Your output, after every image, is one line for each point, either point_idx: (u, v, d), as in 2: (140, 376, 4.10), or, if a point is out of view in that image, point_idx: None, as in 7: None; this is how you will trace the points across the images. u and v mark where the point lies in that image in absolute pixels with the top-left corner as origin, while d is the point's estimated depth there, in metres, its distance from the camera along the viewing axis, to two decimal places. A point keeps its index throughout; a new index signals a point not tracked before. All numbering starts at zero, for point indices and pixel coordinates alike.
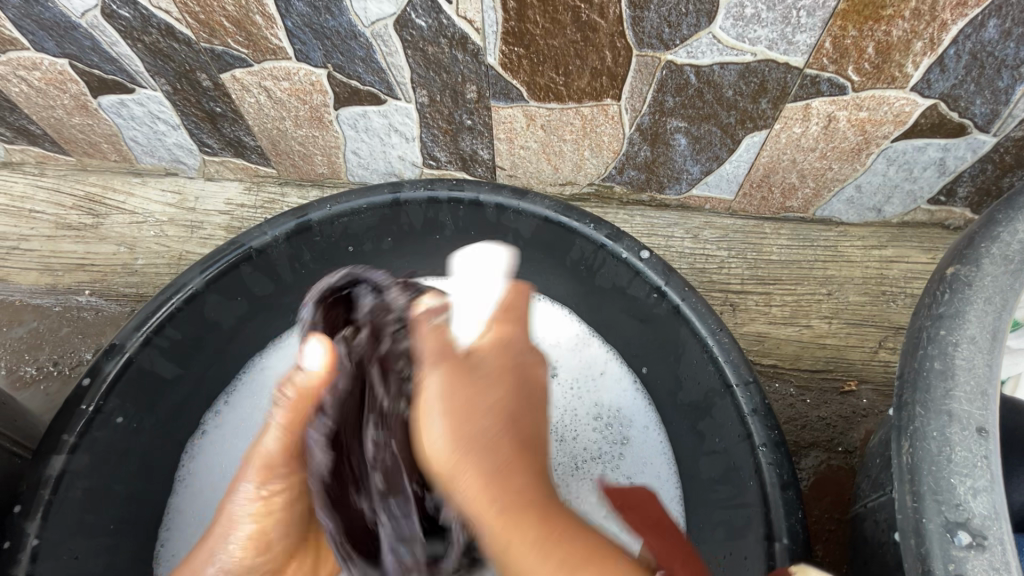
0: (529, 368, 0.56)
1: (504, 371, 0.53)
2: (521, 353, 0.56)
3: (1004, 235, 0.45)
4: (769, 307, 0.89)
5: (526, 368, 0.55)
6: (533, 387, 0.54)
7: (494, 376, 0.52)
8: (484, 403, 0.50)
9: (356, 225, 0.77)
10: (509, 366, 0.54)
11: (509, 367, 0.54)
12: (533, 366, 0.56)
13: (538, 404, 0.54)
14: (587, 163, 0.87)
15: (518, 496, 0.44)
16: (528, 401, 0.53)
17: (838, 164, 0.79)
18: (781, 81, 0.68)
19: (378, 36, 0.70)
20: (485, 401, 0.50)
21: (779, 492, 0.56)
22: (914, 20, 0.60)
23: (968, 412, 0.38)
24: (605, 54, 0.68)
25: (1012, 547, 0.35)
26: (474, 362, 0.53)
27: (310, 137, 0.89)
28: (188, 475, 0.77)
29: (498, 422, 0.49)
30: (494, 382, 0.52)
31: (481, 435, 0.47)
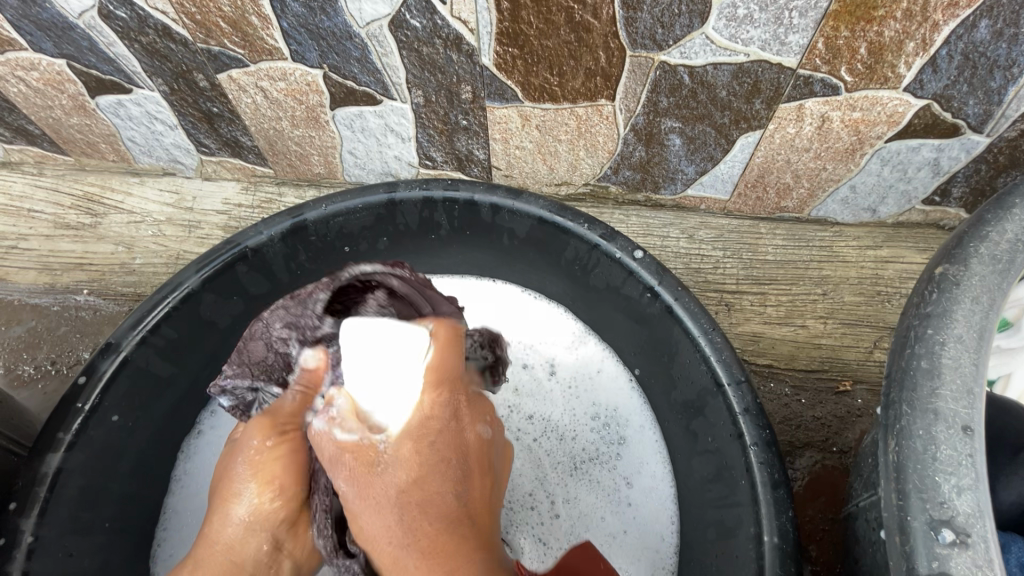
0: (455, 430, 0.52)
1: (409, 450, 0.51)
2: (439, 419, 0.52)
3: (993, 234, 0.46)
4: (764, 307, 0.89)
5: (441, 433, 0.52)
6: (461, 458, 0.52)
7: (400, 477, 0.50)
8: (412, 499, 0.50)
9: (352, 224, 0.78)
10: (414, 439, 0.51)
11: (416, 439, 0.51)
12: (461, 428, 0.53)
13: (467, 467, 0.52)
14: (583, 163, 0.87)
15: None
16: (443, 472, 0.51)
17: (833, 164, 0.79)
18: (774, 81, 0.68)
19: (373, 37, 0.71)
20: (406, 500, 0.50)
21: (769, 491, 0.57)
22: (906, 21, 0.60)
23: (954, 411, 0.39)
24: (599, 55, 0.68)
25: (994, 544, 0.35)
26: (384, 469, 0.50)
27: (306, 137, 0.89)
28: (183, 475, 0.77)
29: (419, 507, 0.49)
30: (414, 467, 0.51)
31: (407, 521, 0.49)
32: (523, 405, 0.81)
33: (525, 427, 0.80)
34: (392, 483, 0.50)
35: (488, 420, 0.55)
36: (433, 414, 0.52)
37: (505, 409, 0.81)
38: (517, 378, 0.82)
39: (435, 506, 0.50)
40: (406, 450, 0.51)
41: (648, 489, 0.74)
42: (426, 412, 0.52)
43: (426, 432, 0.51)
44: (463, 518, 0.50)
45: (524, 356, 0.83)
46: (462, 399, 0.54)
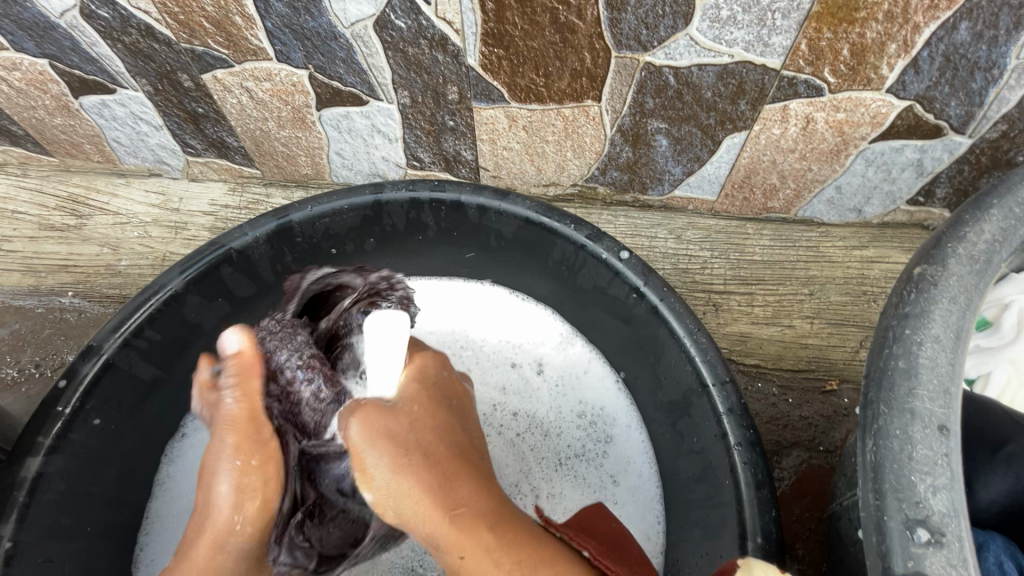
0: (449, 383, 0.61)
1: (421, 396, 0.56)
2: (439, 373, 0.60)
3: (970, 235, 0.46)
4: (752, 307, 0.89)
5: (439, 387, 0.58)
6: (456, 399, 0.60)
7: (419, 415, 0.54)
8: (433, 430, 0.53)
9: (338, 226, 0.77)
10: (421, 388, 0.57)
11: (423, 382, 0.58)
12: (452, 376, 0.62)
13: (466, 412, 0.60)
14: (570, 164, 0.87)
15: (470, 500, 0.50)
16: (450, 414, 0.57)
17: (818, 165, 0.80)
18: (758, 82, 0.69)
19: (358, 37, 0.70)
20: (429, 436, 0.53)
21: (753, 490, 0.57)
22: (887, 22, 0.60)
23: (930, 411, 0.39)
24: (584, 56, 0.69)
25: (968, 544, 0.35)
26: (410, 405, 0.55)
27: (293, 137, 0.89)
28: (166, 479, 0.77)
29: (437, 440, 0.53)
30: (433, 406, 0.56)
31: (425, 454, 0.51)
32: (510, 401, 0.81)
33: (510, 422, 0.80)
34: (401, 418, 0.53)
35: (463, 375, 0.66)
36: (428, 365, 0.60)
37: (491, 405, 0.81)
38: (506, 376, 0.83)
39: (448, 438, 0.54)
40: (409, 389, 0.56)
41: (633, 488, 0.74)
42: (423, 366, 0.60)
43: (423, 380, 0.58)
44: (471, 451, 0.55)
45: (512, 354, 0.84)
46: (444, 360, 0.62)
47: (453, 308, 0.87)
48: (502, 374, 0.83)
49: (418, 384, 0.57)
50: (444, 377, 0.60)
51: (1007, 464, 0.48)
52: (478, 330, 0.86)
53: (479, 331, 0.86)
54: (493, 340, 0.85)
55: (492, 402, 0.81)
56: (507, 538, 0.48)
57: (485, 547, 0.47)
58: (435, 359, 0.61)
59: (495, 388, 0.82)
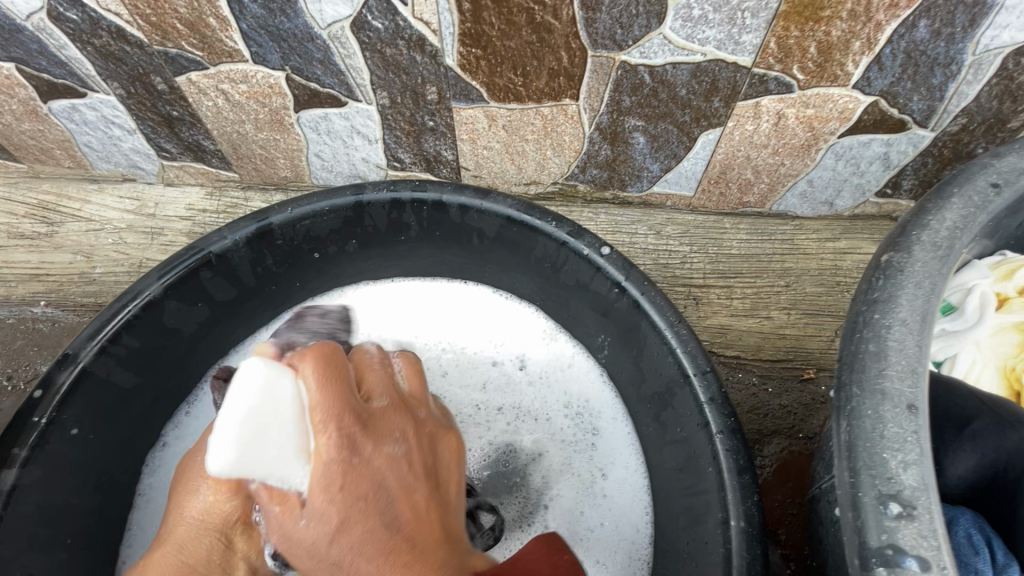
0: (364, 467, 0.50)
1: (323, 505, 0.48)
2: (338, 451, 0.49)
3: (933, 222, 0.48)
4: (730, 300, 0.91)
5: (354, 474, 0.49)
6: (379, 474, 0.50)
7: (358, 518, 0.48)
8: (387, 490, 0.49)
9: (319, 227, 0.77)
10: (326, 496, 0.48)
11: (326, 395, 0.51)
12: (372, 449, 0.51)
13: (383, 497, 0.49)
14: (550, 163, 0.88)
15: None
16: (365, 514, 0.48)
17: (790, 160, 0.82)
18: (731, 80, 0.71)
19: (335, 38, 0.70)
20: (371, 514, 0.48)
21: (736, 476, 0.58)
22: (851, 20, 0.62)
23: (900, 390, 0.40)
24: (561, 55, 0.69)
25: (938, 516, 0.36)
26: (331, 497, 0.48)
27: (271, 140, 0.88)
28: (147, 490, 0.75)
29: (388, 514, 0.49)
30: (362, 469, 0.50)
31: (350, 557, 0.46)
32: (493, 396, 0.82)
33: (495, 416, 0.81)
34: (321, 538, 0.48)
35: (397, 435, 0.53)
36: (331, 445, 0.49)
37: (474, 405, 0.82)
38: (486, 374, 0.84)
39: (398, 470, 0.51)
40: (324, 407, 0.51)
41: (621, 481, 0.76)
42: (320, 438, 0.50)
43: (326, 466, 0.49)
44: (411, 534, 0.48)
45: (493, 352, 0.85)
46: (350, 420, 0.51)
47: (439, 310, 0.88)
48: (484, 372, 0.84)
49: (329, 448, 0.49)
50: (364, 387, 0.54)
51: (974, 441, 0.48)
52: (458, 329, 0.86)
53: (459, 332, 0.86)
54: (474, 340, 0.86)
55: (475, 400, 0.82)
56: None
57: None
58: (341, 422, 0.50)
59: (476, 386, 0.83)
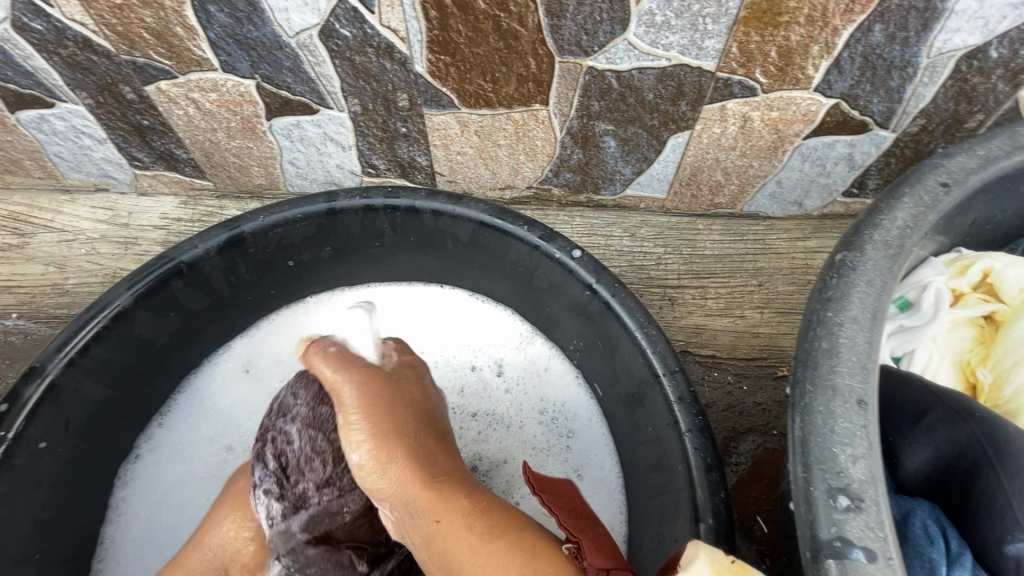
0: (427, 397, 0.64)
1: (403, 455, 0.57)
2: (420, 384, 0.65)
3: (885, 222, 0.50)
4: (704, 300, 0.93)
5: (424, 396, 0.64)
6: (434, 409, 0.64)
7: (418, 423, 0.60)
8: (439, 423, 0.63)
9: (292, 235, 0.77)
10: (407, 447, 0.58)
11: (412, 376, 0.65)
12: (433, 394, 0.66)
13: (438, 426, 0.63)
14: (524, 167, 0.89)
15: (461, 506, 0.54)
16: (428, 429, 0.61)
17: (758, 161, 0.84)
18: (696, 84, 0.72)
19: (304, 46, 0.70)
20: (441, 459, 0.59)
21: (703, 474, 0.59)
22: (809, 25, 0.64)
23: (850, 386, 0.42)
24: (528, 61, 0.70)
25: (885, 507, 0.38)
26: (408, 449, 0.58)
27: (244, 147, 0.88)
28: (120, 503, 0.75)
29: (452, 465, 0.60)
30: (428, 440, 0.60)
31: (411, 452, 0.57)
32: (469, 402, 0.83)
33: (470, 423, 0.82)
34: (398, 423, 0.59)
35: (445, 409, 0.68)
36: (415, 377, 0.66)
37: (451, 410, 0.83)
38: (464, 378, 0.84)
39: (445, 421, 0.65)
40: (405, 383, 0.63)
41: (596, 482, 0.76)
42: (412, 367, 0.67)
43: (411, 380, 0.65)
44: (451, 459, 0.60)
45: (471, 358, 0.85)
46: (425, 374, 0.67)
47: (415, 315, 0.88)
48: (461, 376, 0.85)
49: (405, 414, 0.60)
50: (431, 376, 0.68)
51: (928, 433, 0.50)
52: (435, 334, 0.87)
53: (436, 336, 0.87)
54: (450, 344, 0.86)
55: (452, 405, 0.83)
56: (491, 530, 0.51)
57: (470, 544, 0.51)
58: (425, 368, 0.69)
59: (453, 389, 0.84)
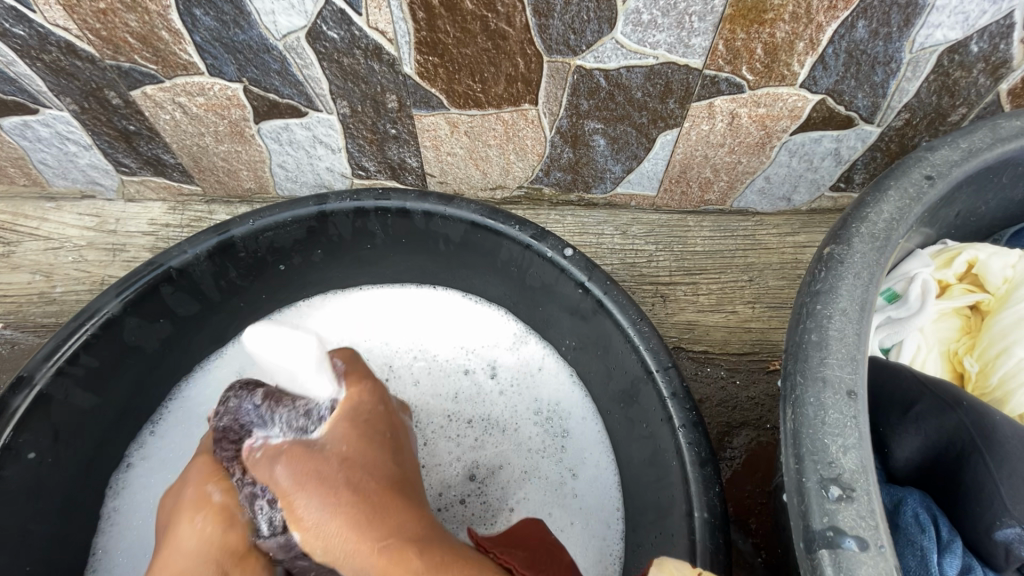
0: (382, 416, 0.62)
1: (344, 518, 0.52)
2: (372, 406, 0.62)
3: (871, 215, 0.50)
4: (696, 296, 0.93)
5: (373, 419, 0.61)
6: (386, 429, 0.62)
7: (363, 446, 0.58)
8: (391, 439, 0.62)
9: (282, 239, 0.77)
10: (347, 507, 0.53)
11: (353, 419, 0.60)
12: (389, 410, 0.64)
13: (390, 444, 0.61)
14: (514, 167, 0.89)
15: (402, 535, 0.52)
16: (378, 450, 0.59)
17: (746, 158, 0.84)
18: (684, 81, 0.72)
19: (292, 49, 0.70)
20: (389, 516, 0.53)
21: (698, 468, 0.59)
22: (793, 22, 0.64)
23: (839, 377, 0.42)
24: (517, 61, 0.70)
25: (876, 496, 0.38)
26: (349, 508, 0.53)
27: (233, 151, 0.87)
28: (112, 513, 0.74)
29: (401, 521, 0.53)
30: (374, 487, 0.55)
31: (354, 486, 0.54)
32: (464, 408, 0.83)
33: (465, 429, 0.82)
34: (333, 457, 0.56)
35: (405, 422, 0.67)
36: (365, 397, 0.63)
37: (446, 416, 0.83)
38: (458, 382, 0.84)
39: (401, 437, 0.64)
40: (344, 434, 0.59)
41: (592, 480, 0.77)
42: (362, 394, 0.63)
43: (358, 410, 0.61)
44: (404, 483, 0.58)
45: (466, 359, 0.85)
46: (383, 390, 0.65)
47: (408, 317, 0.88)
48: (455, 379, 0.85)
49: (342, 472, 0.55)
50: (377, 412, 0.62)
51: (917, 423, 0.50)
52: (428, 336, 0.87)
53: (429, 338, 0.87)
54: (444, 346, 0.86)
55: (446, 412, 0.83)
56: (437, 562, 0.50)
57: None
58: (375, 383, 0.65)
59: (448, 395, 0.84)
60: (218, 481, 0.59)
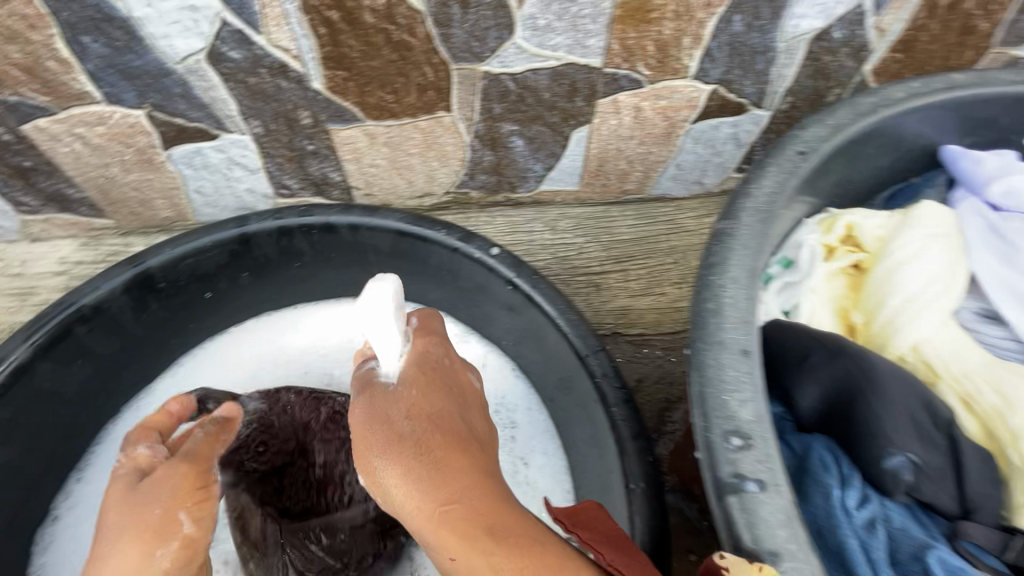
0: (452, 370, 0.58)
1: (401, 475, 0.48)
2: (441, 356, 0.59)
3: (754, 190, 0.55)
4: (627, 282, 0.98)
5: (442, 373, 0.57)
6: (455, 386, 0.56)
7: (428, 397, 0.53)
8: (462, 399, 0.56)
9: (205, 265, 0.75)
10: (410, 463, 0.48)
11: (425, 371, 0.56)
12: (456, 367, 0.59)
13: (465, 399, 0.56)
14: (438, 173, 0.90)
15: (467, 501, 0.45)
16: (447, 400, 0.54)
17: (656, 148, 0.90)
18: (587, 80, 0.76)
19: (193, 71, 0.69)
20: (454, 477, 0.46)
21: (631, 443, 0.63)
22: (677, 20, 0.70)
23: (734, 339, 0.47)
24: (425, 70, 0.72)
25: (771, 441, 0.43)
26: (416, 464, 0.48)
27: (144, 180, 0.84)
28: (44, 568, 0.71)
29: (467, 486, 0.46)
30: (441, 441, 0.49)
31: (421, 444, 0.49)
32: None
33: None
34: (399, 406, 0.52)
35: (478, 376, 0.61)
36: (432, 349, 0.59)
37: None
38: None
39: (472, 395, 0.58)
40: (415, 379, 0.55)
41: (543, 466, 0.80)
42: (424, 347, 0.59)
43: (423, 362, 0.57)
44: (472, 443, 0.51)
45: None
46: (449, 345, 0.61)
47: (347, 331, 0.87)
48: None
49: (409, 424, 0.51)
50: (446, 364, 0.58)
51: (813, 373, 0.55)
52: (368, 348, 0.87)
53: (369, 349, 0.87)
54: None
55: None
56: (507, 540, 0.42)
57: (481, 552, 0.42)
58: (443, 339, 0.61)
59: None
60: (192, 506, 0.59)
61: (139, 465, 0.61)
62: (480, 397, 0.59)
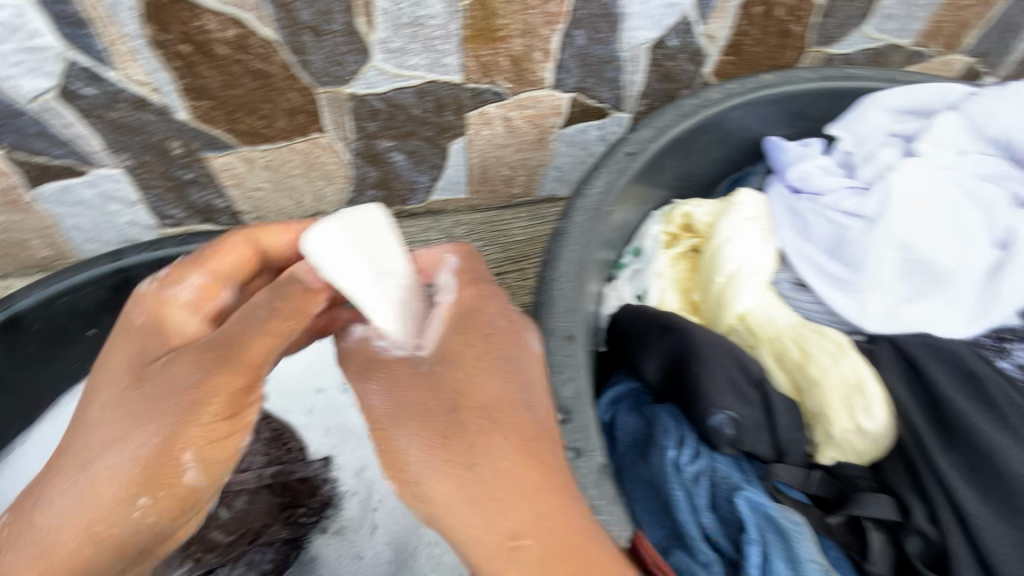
0: (508, 331, 0.51)
1: (453, 484, 0.44)
2: (496, 315, 0.51)
3: (586, 191, 0.62)
4: (525, 281, 1.04)
5: (496, 336, 0.49)
6: (506, 347, 0.49)
7: (472, 381, 0.47)
8: (522, 378, 0.48)
9: (83, 302, 0.75)
10: (465, 478, 0.43)
11: (474, 332, 0.49)
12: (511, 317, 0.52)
13: (518, 374, 0.49)
14: (326, 192, 0.92)
15: (541, 524, 0.43)
16: (500, 381, 0.47)
17: (533, 153, 0.96)
18: (452, 96, 0.81)
19: (47, 110, 0.69)
20: (511, 509, 0.42)
21: None
22: (523, 38, 0.76)
23: (562, 327, 0.55)
24: (290, 95, 0.75)
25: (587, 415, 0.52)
26: (479, 477, 0.43)
27: (13, 222, 0.82)
28: None
29: (528, 514, 0.43)
30: (508, 452, 0.44)
31: (490, 462, 0.44)
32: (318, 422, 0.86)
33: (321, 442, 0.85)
34: (443, 399, 0.46)
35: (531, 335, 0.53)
36: (479, 301, 0.51)
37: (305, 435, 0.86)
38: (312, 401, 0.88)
39: (529, 360, 0.51)
40: (450, 350, 0.48)
41: None
42: (459, 298, 0.51)
43: (461, 327, 0.49)
44: (537, 437, 0.46)
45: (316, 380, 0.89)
46: (495, 293, 0.53)
47: None
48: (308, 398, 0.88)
49: (459, 418, 0.45)
50: (503, 327, 0.50)
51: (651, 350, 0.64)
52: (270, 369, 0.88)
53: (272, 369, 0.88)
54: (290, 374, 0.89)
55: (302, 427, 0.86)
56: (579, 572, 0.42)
57: None
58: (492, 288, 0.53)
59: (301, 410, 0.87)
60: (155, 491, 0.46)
61: (142, 349, 0.50)
62: (536, 361, 0.52)
